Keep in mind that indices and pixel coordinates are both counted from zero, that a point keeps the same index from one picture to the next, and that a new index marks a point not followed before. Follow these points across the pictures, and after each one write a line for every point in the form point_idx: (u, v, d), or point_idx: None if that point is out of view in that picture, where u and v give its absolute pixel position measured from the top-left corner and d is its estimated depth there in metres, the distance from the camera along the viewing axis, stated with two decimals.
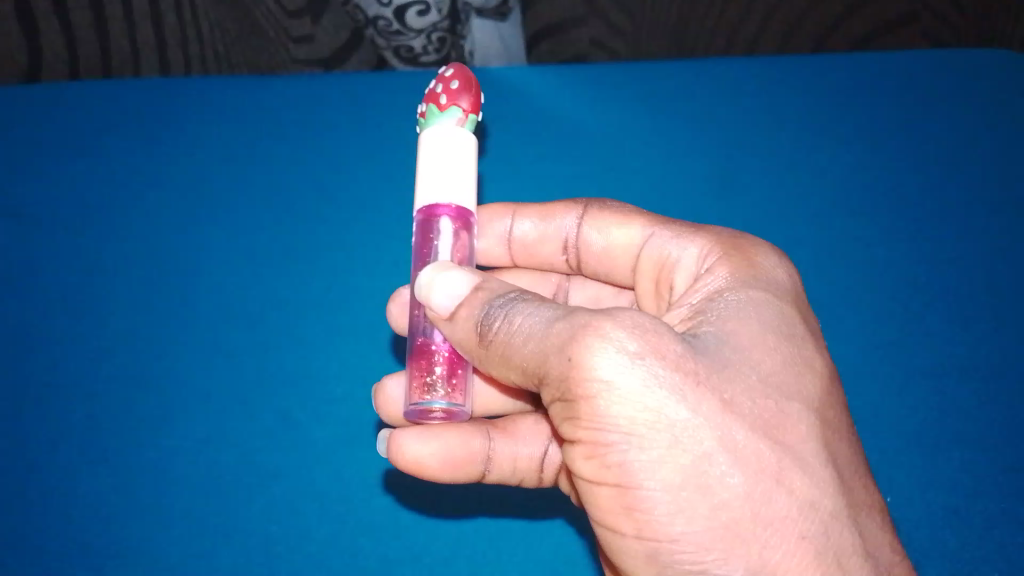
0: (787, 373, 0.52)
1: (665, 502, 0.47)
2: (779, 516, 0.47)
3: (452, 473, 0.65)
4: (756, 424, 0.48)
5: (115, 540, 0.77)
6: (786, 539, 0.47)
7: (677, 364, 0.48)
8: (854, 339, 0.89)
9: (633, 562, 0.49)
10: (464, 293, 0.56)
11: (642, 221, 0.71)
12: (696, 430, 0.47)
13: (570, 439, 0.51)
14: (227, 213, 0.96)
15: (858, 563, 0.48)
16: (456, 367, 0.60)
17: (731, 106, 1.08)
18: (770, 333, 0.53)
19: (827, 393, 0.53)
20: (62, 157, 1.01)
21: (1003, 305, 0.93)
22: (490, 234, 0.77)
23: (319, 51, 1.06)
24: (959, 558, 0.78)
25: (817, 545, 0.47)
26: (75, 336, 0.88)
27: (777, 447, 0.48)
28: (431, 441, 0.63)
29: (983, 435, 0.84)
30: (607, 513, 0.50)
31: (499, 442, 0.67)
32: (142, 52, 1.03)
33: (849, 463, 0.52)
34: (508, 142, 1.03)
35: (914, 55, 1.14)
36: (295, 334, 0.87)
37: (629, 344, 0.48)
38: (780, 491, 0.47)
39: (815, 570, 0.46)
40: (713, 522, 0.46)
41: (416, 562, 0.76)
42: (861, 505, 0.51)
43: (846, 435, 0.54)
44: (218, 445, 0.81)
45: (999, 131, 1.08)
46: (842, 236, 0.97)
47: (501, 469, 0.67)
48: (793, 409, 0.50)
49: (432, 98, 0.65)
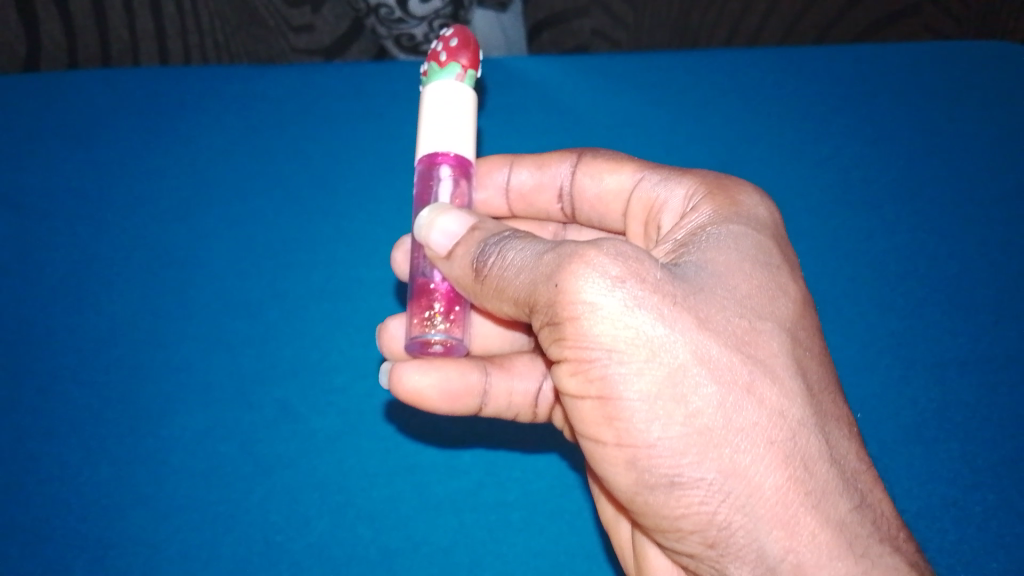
0: (762, 296, 0.53)
1: (643, 411, 0.48)
2: (749, 423, 0.48)
3: (454, 407, 0.65)
4: (729, 342, 0.49)
5: (114, 529, 0.76)
6: (756, 445, 0.48)
7: (656, 287, 0.49)
8: (856, 330, 0.88)
9: (614, 470, 0.50)
10: (459, 233, 0.57)
11: (632, 165, 0.71)
12: (673, 345, 0.48)
13: (556, 359, 0.51)
14: (227, 202, 0.96)
15: (826, 469, 0.49)
16: (454, 303, 0.63)
17: (733, 97, 1.07)
18: (748, 261, 0.54)
19: (800, 315, 0.54)
20: (62, 148, 1.01)
21: (1004, 297, 0.93)
22: (489, 185, 0.78)
23: (320, 40, 1.10)
24: (964, 550, 0.77)
25: (785, 452, 0.48)
26: (74, 326, 0.88)
27: (749, 360, 0.49)
28: (430, 372, 0.62)
29: (984, 427, 0.84)
30: (589, 426, 0.50)
31: (495, 376, 0.67)
32: (141, 41, 1.07)
33: (819, 378, 0.52)
34: (510, 131, 1.03)
35: (913, 46, 1.14)
36: (295, 322, 0.87)
37: (609, 268, 0.49)
38: (750, 399, 0.48)
39: (782, 473, 0.48)
40: (688, 428, 0.47)
41: (415, 553, 0.75)
42: (829, 416, 0.52)
43: (818, 352, 0.54)
44: (218, 432, 0.80)
45: (999, 120, 1.08)
46: (843, 227, 0.97)
47: (497, 403, 0.67)
48: (766, 327, 0.51)
49: (431, 57, 0.65)
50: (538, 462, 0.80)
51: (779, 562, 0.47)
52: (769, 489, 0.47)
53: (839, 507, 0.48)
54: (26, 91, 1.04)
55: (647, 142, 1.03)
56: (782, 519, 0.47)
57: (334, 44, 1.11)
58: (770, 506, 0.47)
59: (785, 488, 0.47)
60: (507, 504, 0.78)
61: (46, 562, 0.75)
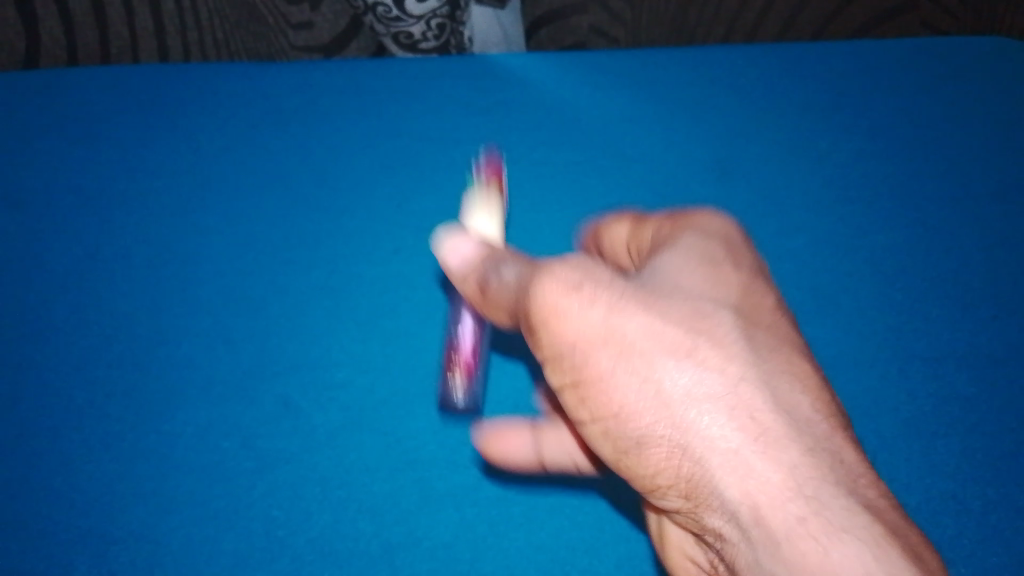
0: (716, 285, 0.53)
1: (605, 390, 0.49)
2: (698, 386, 0.47)
3: (538, 467, 0.70)
4: (674, 316, 0.50)
5: (98, 522, 0.74)
6: (707, 405, 0.47)
7: (608, 282, 0.51)
8: (855, 324, 0.88)
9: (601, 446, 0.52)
10: (466, 252, 0.61)
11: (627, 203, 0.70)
12: (617, 321, 0.49)
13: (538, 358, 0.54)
14: (230, 200, 0.97)
15: (776, 417, 0.46)
16: (472, 368, 0.79)
17: (730, 94, 1.08)
18: (706, 258, 0.55)
19: (760, 298, 0.54)
20: (65, 145, 1.02)
21: (1002, 293, 0.92)
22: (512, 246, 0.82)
23: (319, 37, 1.16)
24: (963, 546, 0.74)
25: (728, 404, 0.47)
26: (74, 320, 0.88)
27: (689, 329, 0.49)
28: (492, 429, 0.72)
29: (981, 422, 0.82)
30: (574, 410, 0.53)
31: (550, 425, 0.70)
32: (141, 38, 1.11)
33: (779, 345, 0.51)
34: (508, 129, 1.04)
35: (909, 45, 1.15)
36: (294, 319, 0.87)
37: (565, 274, 0.52)
38: (689, 360, 0.48)
39: (734, 429, 0.46)
40: (643, 398, 0.48)
41: (417, 547, 0.73)
42: (797, 377, 0.49)
43: (782, 328, 0.53)
44: (218, 427, 0.79)
45: (995, 119, 1.08)
46: (841, 223, 0.97)
47: (552, 450, 0.69)
48: (718, 307, 0.51)
49: None
50: None
51: (740, 511, 0.45)
52: (723, 445, 0.46)
53: (804, 457, 0.46)
54: (29, 89, 1.05)
55: (644, 139, 1.03)
56: (740, 472, 0.45)
57: (333, 42, 1.18)
58: (727, 462, 0.46)
59: (740, 443, 0.46)
60: (507, 499, 0.76)
61: (22, 556, 0.72)
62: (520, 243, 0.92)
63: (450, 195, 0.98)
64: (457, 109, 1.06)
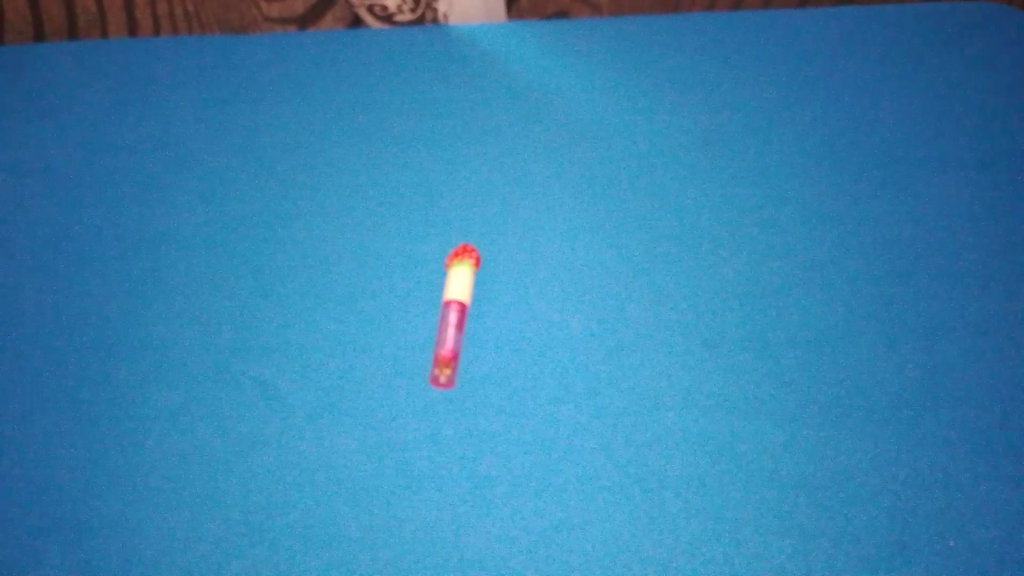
0: None
1: None
2: None
3: None
4: None
5: (73, 509, 0.72)
6: None
7: None
8: (846, 287, 0.82)
9: None
10: None
11: None
12: None
13: None
14: (203, 180, 0.94)
15: None
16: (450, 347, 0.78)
17: (716, 61, 1.05)
18: None
19: None
20: (37, 127, 1.00)
21: (1007, 249, 0.85)
22: None
23: (293, 9, 1.08)
24: (952, 520, 0.69)
25: None
26: (43, 303, 0.85)
27: None
28: None
29: (971, 390, 0.75)
30: None
31: None
32: (109, 14, 1.07)
33: None
34: (489, 102, 1.02)
35: (904, 9, 1.10)
36: (269, 301, 0.84)
37: None
38: None
39: None
40: None
41: (400, 529, 0.69)
42: None
43: None
44: (193, 412, 0.76)
45: (995, 75, 1.01)
46: (835, 183, 0.91)
47: None
48: None
49: (453, 249, 0.86)
50: (523, 435, 0.74)
51: None
52: None
53: None
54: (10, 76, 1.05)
55: (630, 109, 1.00)
56: None
57: (309, 13, 1.09)
58: None
59: None
60: (492, 478, 0.72)
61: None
62: (501, 221, 0.90)
63: (429, 171, 0.95)
64: (437, 86, 1.03)
